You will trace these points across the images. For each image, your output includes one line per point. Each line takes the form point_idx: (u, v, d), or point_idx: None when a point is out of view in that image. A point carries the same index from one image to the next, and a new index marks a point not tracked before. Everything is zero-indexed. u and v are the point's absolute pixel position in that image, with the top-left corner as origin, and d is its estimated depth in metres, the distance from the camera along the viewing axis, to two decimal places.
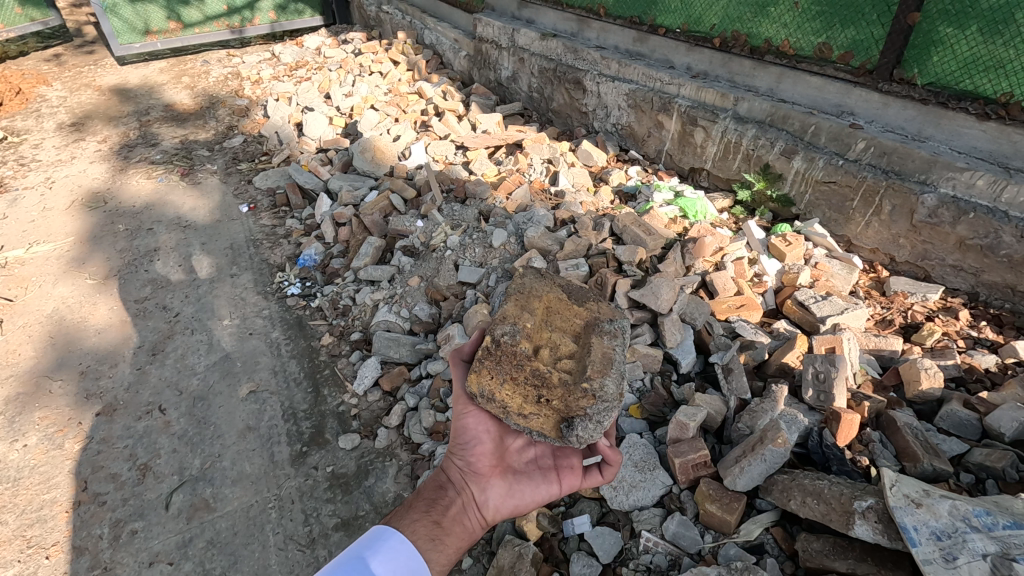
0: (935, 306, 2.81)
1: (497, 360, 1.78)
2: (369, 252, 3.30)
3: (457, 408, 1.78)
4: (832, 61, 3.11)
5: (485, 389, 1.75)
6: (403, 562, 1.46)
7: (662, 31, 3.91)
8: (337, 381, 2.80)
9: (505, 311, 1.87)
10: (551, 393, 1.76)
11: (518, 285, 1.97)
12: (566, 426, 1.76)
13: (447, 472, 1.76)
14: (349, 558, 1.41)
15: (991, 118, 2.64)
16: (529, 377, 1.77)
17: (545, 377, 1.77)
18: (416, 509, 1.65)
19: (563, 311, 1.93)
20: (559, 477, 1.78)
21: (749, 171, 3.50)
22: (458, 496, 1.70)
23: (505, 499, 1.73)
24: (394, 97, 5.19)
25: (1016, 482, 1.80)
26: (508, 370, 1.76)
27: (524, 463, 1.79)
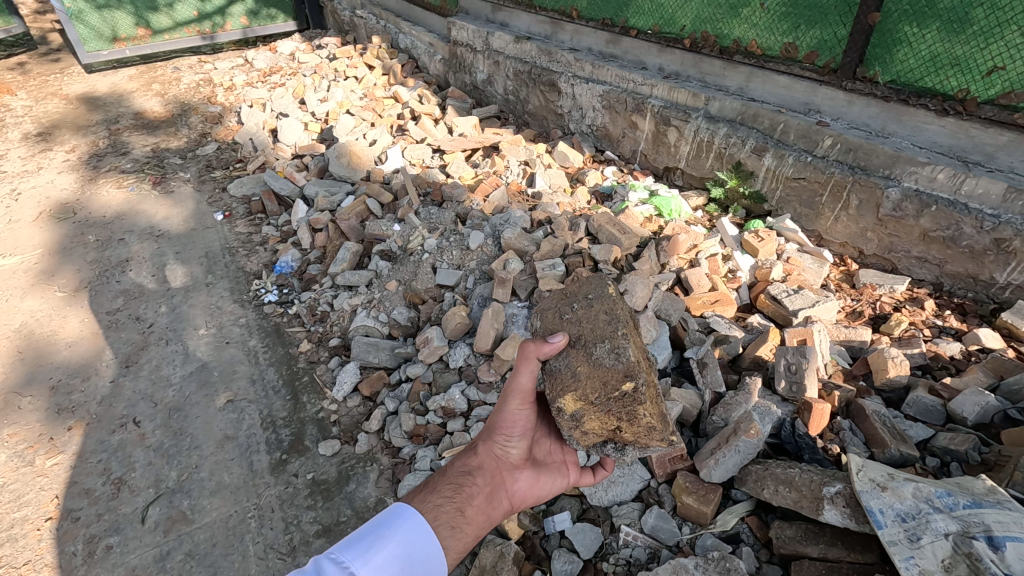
0: (903, 297, 2.88)
1: (613, 395, 1.66)
2: (346, 258, 3.28)
3: (510, 401, 1.73)
4: (798, 60, 3.18)
5: (580, 412, 1.71)
6: (420, 544, 1.40)
7: (634, 32, 3.96)
8: (316, 387, 2.78)
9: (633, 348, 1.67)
10: (630, 429, 1.71)
11: (622, 311, 1.78)
12: (611, 447, 1.81)
13: (478, 457, 1.75)
14: (366, 533, 1.35)
15: (950, 114, 2.73)
16: (625, 414, 1.69)
17: (644, 423, 1.69)
18: (444, 492, 1.62)
19: (638, 341, 1.81)
20: (572, 473, 1.89)
21: (722, 169, 3.57)
22: (488, 484, 1.70)
23: (528, 489, 1.78)
24: (370, 102, 5.17)
25: (979, 463, 1.86)
26: (611, 405, 1.67)
27: (545, 456, 1.86)
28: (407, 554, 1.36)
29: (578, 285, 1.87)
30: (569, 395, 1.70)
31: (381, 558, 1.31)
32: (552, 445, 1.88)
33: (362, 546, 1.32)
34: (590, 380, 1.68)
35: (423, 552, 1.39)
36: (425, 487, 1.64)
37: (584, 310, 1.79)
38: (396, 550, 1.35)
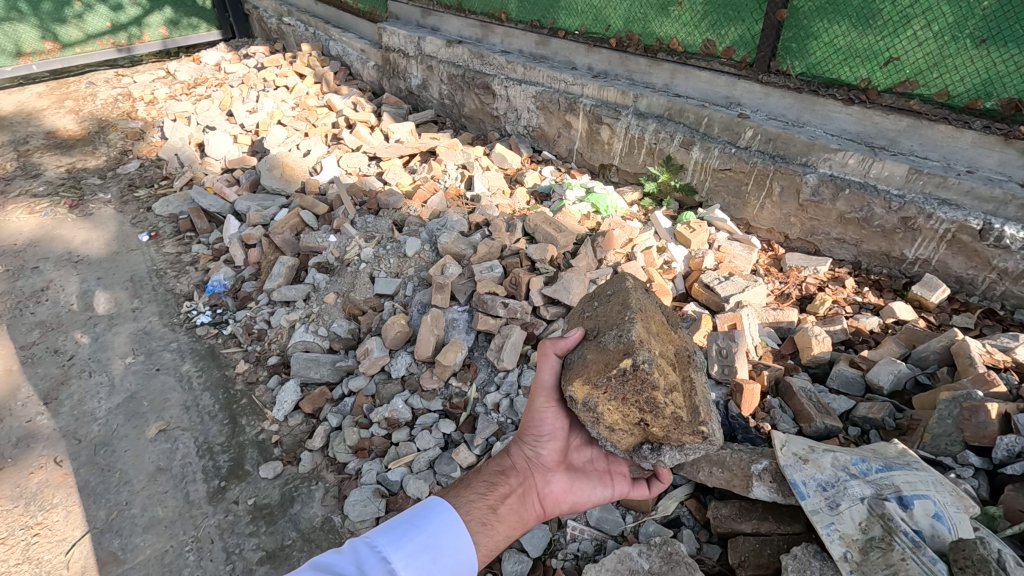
0: (826, 277, 3.04)
1: (622, 380, 1.58)
2: (281, 272, 3.18)
3: (536, 400, 1.73)
4: (717, 55, 3.30)
5: (592, 399, 1.62)
6: (451, 539, 1.36)
7: (562, 34, 4.02)
8: (256, 409, 2.68)
9: (637, 331, 1.61)
10: (655, 421, 1.62)
11: (637, 301, 1.73)
12: (648, 448, 1.72)
13: (512, 457, 1.73)
14: (400, 522, 1.33)
15: (855, 103, 2.90)
16: (643, 401, 1.60)
17: (664, 411, 1.59)
18: (477, 489, 1.61)
19: (663, 336, 1.75)
20: (614, 481, 1.80)
21: (654, 164, 3.67)
22: (521, 485, 1.66)
23: (564, 494, 1.72)
24: (302, 111, 5.05)
25: (894, 429, 2.00)
26: (625, 392, 1.59)
27: (584, 462, 1.79)
28: (438, 546, 1.32)
29: (604, 285, 1.90)
30: (577, 382, 1.63)
31: (414, 545, 1.28)
32: (592, 453, 1.81)
33: (395, 534, 1.29)
34: (594, 364, 1.64)
35: (454, 547, 1.35)
36: (459, 483, 1.65)
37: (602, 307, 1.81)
38: (428, 541, 1.32)
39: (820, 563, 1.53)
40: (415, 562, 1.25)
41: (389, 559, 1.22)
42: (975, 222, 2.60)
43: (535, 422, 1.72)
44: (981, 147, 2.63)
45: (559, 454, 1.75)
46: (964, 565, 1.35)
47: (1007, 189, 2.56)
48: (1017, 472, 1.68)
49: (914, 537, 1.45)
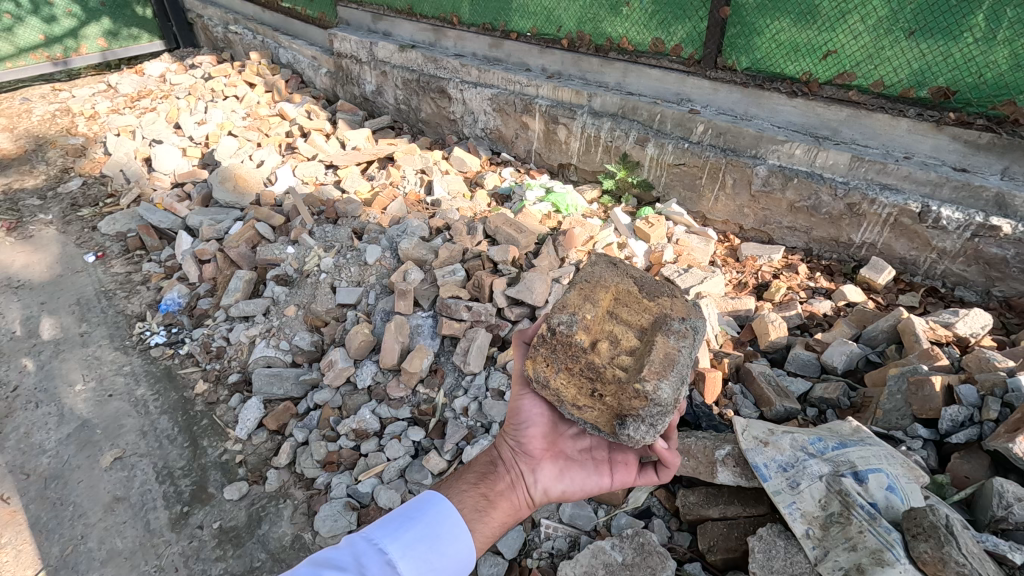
0: (779, 265, 3.14)
1: (551, 348, 1.64)
2: (238, 287, 3.09)
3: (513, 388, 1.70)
4: (666, 53, 3.37)
5: (540, 375, 1.64)
6: (450, 527, 1.34)
7: (514, 36, 4.05)
8: (217, 429, 2.60)
9: (566, 300, 1.70)
10: (605, 388, 1.59)
11: (588, 272, 1.79)
12: (618, 424, 1.58)
13: (498, 449, 1.64)
14: (397, 514, 1.31)
15: (798, 95, 3.01)
16: (584, 368, 1.60)
17: (605, 374, 1.59)
18: (466, 480, 1.54)
19: (629, 304, 1.73)
20: (612, 470, 1.66)
21: (611, 161, 3.72)
22: (508, 474, 1.56)
23: (556, 484, 1.59)
24: (254, 121, 4.93)
25: (848, 408, 2.08)
26: (563, 360, 1.62)
27: (576, 451, 1.67)
28: (436, 534, 1.30)
29: None
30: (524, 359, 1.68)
31: (410, 536, 1.27)
32: (587, 439, 1.70)
33: (392, 526, 1.28)
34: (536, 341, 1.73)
35: (453, 536, 1.33)
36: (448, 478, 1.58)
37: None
38: (425, 531, 1.30)
39: (785, 542, 1.58)
40: (412, 552, 1.23)
41: (385, 550, 1.21)
42: (914, 205, 2.72)
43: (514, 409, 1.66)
44: (916, 134, 2.75)
45: (549, 441, 1.65)
46: (916, 532, 1.41)
47: (942, 172, 2.69)
48: (961, 440, 1.78)
49: (869, 509, 1.51)
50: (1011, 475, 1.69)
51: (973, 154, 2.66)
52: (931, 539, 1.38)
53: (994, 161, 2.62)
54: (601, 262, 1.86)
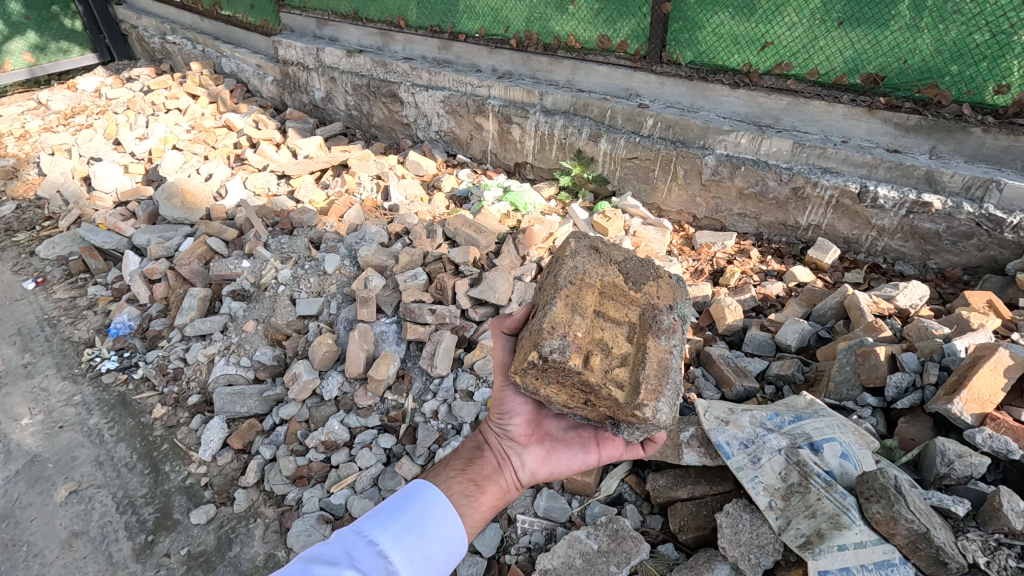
0: (733, 250, 3.25)
1: (543, 371, 1.48)
2: (193, 305, 2.99)
3: (495, 379, 1.65)
4: (612, 50, 3.43)
5: (531, 388, 1.54)
6: (438, 514, 1.38)
7: (462, 37, 4.05)
8: (179, 453, 2.51)
9: (555, 315, 1.52)
10: (600, 401, 1.53)
11: (569, 271, 1.64)
12: (612, 425, 1.64)
13: (483, 435, 1.67)
14: (385, 506, 1.35)
15: (741, 86, 3.11)
16: (578, 383, 1.50)
17: (603, 393, 1.50)
18: (453, 467, 1.58)
19: (615, 298, 1.67)
20: (598, 446, 1.73)
21: (566, 158, 3.77)
22: (496, 459, 1.61)
23: (542, 465, 1.65)
24: (199, 134, 4.78)
25: (803, 382, 2.18)
26: (555, 379, 1.50)
27: (561, 431, 1.72)
28: (426, 522, 1.34)
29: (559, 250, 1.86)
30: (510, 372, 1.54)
31: (400, 525, 1.30)
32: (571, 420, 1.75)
33: (381, 517, 1.32)
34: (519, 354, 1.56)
35: (442, 523, 1.37)
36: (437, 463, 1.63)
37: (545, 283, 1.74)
38: (414, 520, 1.33)
39: (750, 515, 1.62)
40: (404, 541, 1.27)
41: (377, 540, 1.25)
42: (853, 186, 2.86)
43: (497, 400, 1.65)
44: (851, 119, 2.89)
45: (534, 425, 1.70)
46: (868, 494, 1.50)
47: (876, 154, 2.83)
48: (905, 406, 1.89)
49: (826, 477, 1.59)
50: (952, 434, 1.79)
51: (904, 136, 2.80)
52: (882, 499, 1.47)
53: (923, 141, 2.77)
54: (582, 247, 1.73)
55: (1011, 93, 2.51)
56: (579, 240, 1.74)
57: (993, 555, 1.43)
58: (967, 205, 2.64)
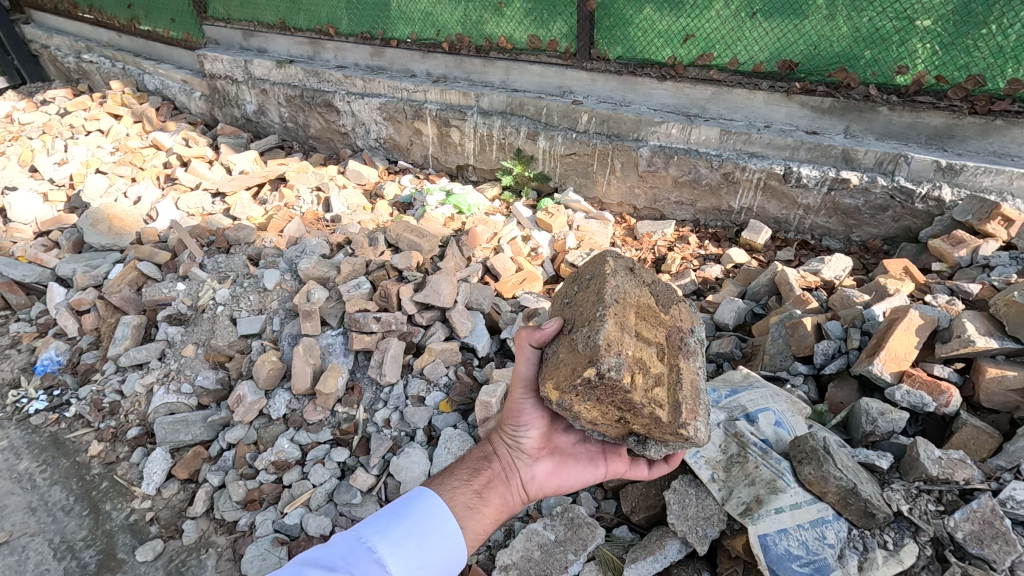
0: (673, 237, 3.35)
1: (591, 387, 1.42)
2: (127, 334, 2.85)
3: (515, 390, 1.64)
4: (543, 49, 3.48)
5: (565, 402, 1.49)
6: (438, 523, 1.38)
7: (394, 43, 4.02)
8: (120, 490, 2.39)
9: (608, 333, 1.45)
10: (636, 420, 1.49)
11: (614, 289, 1.57)
12: (635, 441, 1.61)
13: (492, 443, 1.67)
14: (385, 511, 1.36)
15: (667, 78, 3.21)
16: (619, 401, 1.45)
17: (642, 413, 1.45)
18: (459, 475, 1.58)
19: (648, 319, 1.62)
20: (606, 461, 1.73)
21: (506, 158, 3.79)
22: (504, 469, 1.61)
23: (550, 478, 1.65)
24: (124, 155, 4.56)
25: (741, 357, 2.29)
26: (597, 395, 1.45)
27: (570, 444, 1.71)
28: (425, 531, 1.35)
29: (585, 266, 1.79)
30: (548, 384, 1.50)
31: (399, 533, 1.31)
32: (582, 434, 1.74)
33: (380, 523, 1.33)
34: (564, 366, 1.48)
35: (441, 532, 1.37)
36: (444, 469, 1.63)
37: (584, 295, 1.65)
38: (414, 528, 1.34)
39: (695, 489, 1.70)
40: (401, 549, 1.28)
41: (374, 547, 1.26)
42: (778, 168, 2.99)
43: (514, 411, 1.64)
44: (772, 104, 3.02)
45: (545, 439, 1.68)
46: (801, 457, 1.61)
47: (796, 136, 2.96)
48: (833, 370, 2.01)
49: (762, 445, 1.69)
50: (876, 393, 1.92)
51: (820, 118, 2.94)
52: (813, 460, 1.58)
53: (838, 122, 2.91)
54: (617, 267, 1.68)
55: (911, 73, 2.66)
56: (616, 260, 1.69)
57: (915, 501, 1.57)
58: (880, 178, 2.80)
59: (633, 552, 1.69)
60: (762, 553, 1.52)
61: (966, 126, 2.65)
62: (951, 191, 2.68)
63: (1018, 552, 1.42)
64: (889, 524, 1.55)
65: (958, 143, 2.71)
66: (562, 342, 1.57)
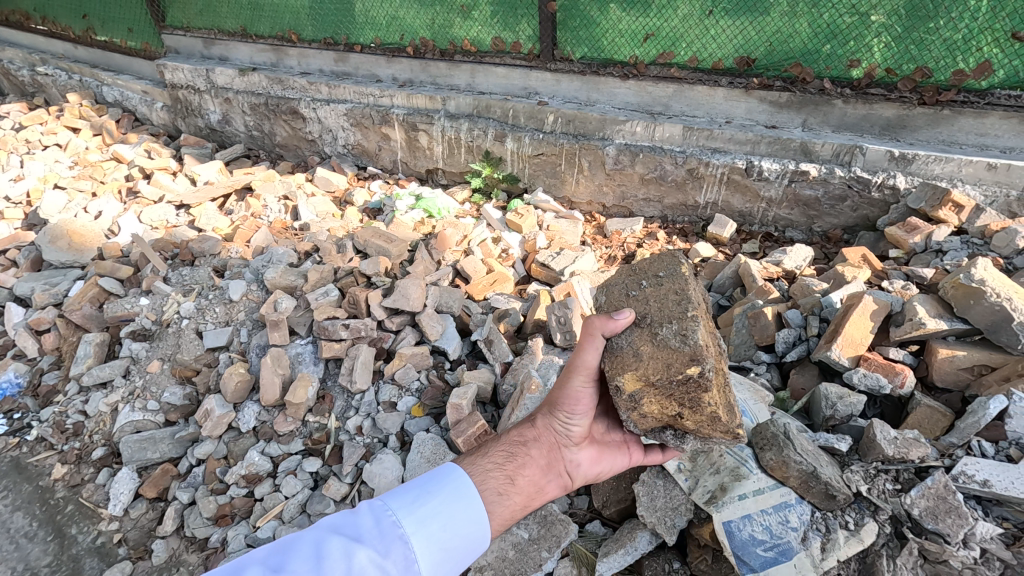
0: (642, 234, 3.38)
1: (680, 381, 1.46)
2: (89, 352, 2.76)
3: (571, 377, 1.58)
4: (507, 51, 3.49)
5: (638, 394, 1.52)
6: (465, 505, 1.30)
7: (358, 48, 3.99)
8: (86, 513, 2.33)
9: (702, 333, 1.48)
10: (690, 416, 1.52)
11: (695, 290, 1.60)
12: (672, 434, 1.62)
13: (537, 428, 1.63)
14: (414, 486, 1.29)
15: (630, 77, 3.24)
16: (686, 396, 1.50)
17: (703, 409, 1.48)
18: (493, 457, 1.52)
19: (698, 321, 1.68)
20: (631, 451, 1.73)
21: (475, 161, 3.79)
22: (546, 456, 1.58)
23: (590, 467, 1.64)
24: (84, 169, 4.43)
25: None
26: (674, 391, 1.48)
27: (605, 434, 1.72)
28: (451, 512, 1.27)
29: (649, 261, 1.72)
30: (629, 373, 1.50)
31: (426, 510, 1.24)
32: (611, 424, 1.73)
33: (409, 497, 1.25)
34: (653, 360, 1.50)
35: (467, 515, 1.29)
36: (477, 450, 1.56)
37: (654, 288, 1.63)
38: (441, 507, 1.26)
39: (663, 481, 1.72)
40: (426, 529, 1.21)
41: (399, 523, 1.19)
42: (741, 163, 3.05)
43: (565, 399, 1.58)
44: (731, 100, 3.08)
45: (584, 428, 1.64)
46: (762, 444, 1.67)
47: (756, 131, 3.02)
48: (793, 358, 2.08)
49: None
50: (836, 378, 1.98)
51: (778, 112, 3.00)
52: (773, 446, 1.64)
53: (795, 115, 2.97)
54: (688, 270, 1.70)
55: (863, 66, 2.73)
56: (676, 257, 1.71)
57: (873, 481, 1.61)
58: (838, 169, 2.87)
59: (605, 546, 1.70)
60: (727, 540, 1.57)
61: (916, 117, 2.74)
62: (904, 179, 2.76)
63: (970, 525, 1.48)
64: (850, 505, 1.60)
65: (909, 133, 2.79)
66: (636, 337, 1.56)
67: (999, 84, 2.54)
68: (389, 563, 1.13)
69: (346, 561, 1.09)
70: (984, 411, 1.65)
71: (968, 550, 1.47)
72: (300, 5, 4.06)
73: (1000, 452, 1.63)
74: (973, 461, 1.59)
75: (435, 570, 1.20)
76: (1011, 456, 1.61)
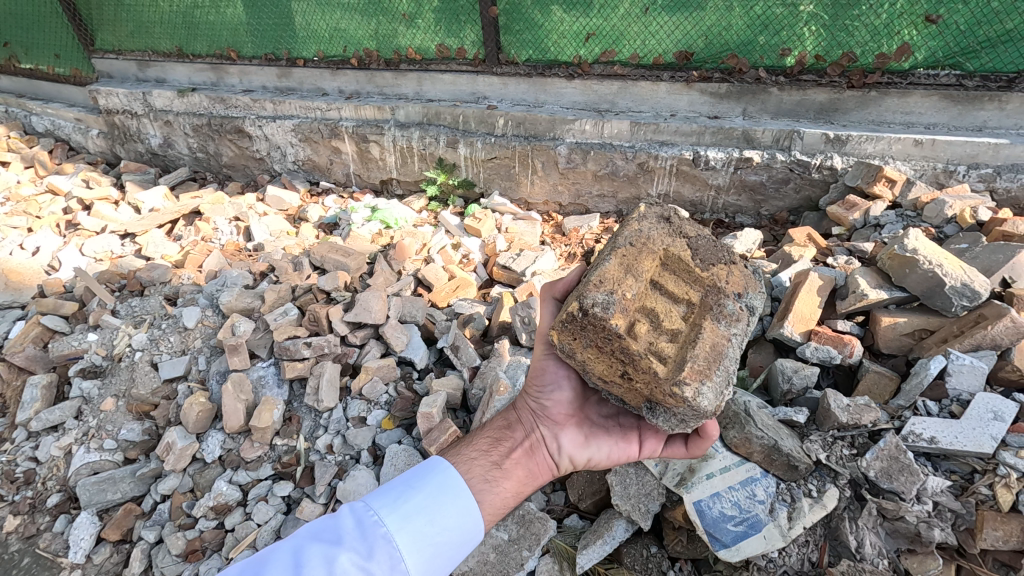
0: (599, 229, 3.43)
1: (582, 327, 1.44)
2: (36, 395, 2.61)
3: (537, 347, 1.67)
4: (452, 57, 3.49)
5: (567, 346, 1.50)
6: (448, 496, 1.38)
7: (301, 62, 3.93)
8: (45, 564, 2.21)
9: (607, 271, 1.51)
10: (639, 376, 1.46)
11: (632, 234, 1.62)
12: (648, 408, 1.55)
13: (518, 411, 1.69)
14: (397, 484, 1.36)
15: (575, 77, 3.29)
16: (616, 352, 1.45)
17: (637, 363, 1.43)
18: (479, 445, 1.60)
19: (677, 273, 1.61)
20: (640, 440, 1.66)
21: (429, 168, 3.78)
22: (527, 438, 1.62)
23: (578, 450, 1.63)
24: (16, 204, 4.19)
25: None
26: (594, 339, 1.46)
27: (601, 419, 1.70)
28: (435, 507, 1.34)
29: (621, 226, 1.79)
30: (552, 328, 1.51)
31: (410, 507, 1.31)
32: (611, 409, 1.72)
33: (391, 496, 1.33)
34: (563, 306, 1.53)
35: (452, 506, 1.36)
36: (475, 435, 1.68)
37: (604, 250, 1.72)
38: (426, 502, 1.33)
39: (635, 469, 1.75)
40: (410, 526, 1.27)
41: (382, 522, 1.26)
42: (687, 154, 3.13)
43: (537, 370, 1.66)
44: (674, 94, 3.17)
45: (569, 407, 1.66)
46: (725, 422, 1.73)
47: (700, 122, 3.11)
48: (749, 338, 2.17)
49: None
50: (790, 354, 2.07)
51: (719, 103, 3.10)
52: (736, 424, 1.70)
53: (735, 105, 3.09)
54: (651, 217, 1.70)
55: (795, 54, 2.85)
56: (650, 210, 1.71)
57: (832, 449, 1.70)
58: (779, 154, 2.99)
59: (584, 539, 1.72)
60: (699, 519, 1.61)
61: (847, 100, 2.88)
62: (841, 159, 2.89)
63: (922, 481, 1.57)
64: (813, 474, 1.68)
65: (842, 116, 2.94)
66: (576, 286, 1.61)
67: (919, 64, 2.68)
68: (373, 563, 1.19)
69: (327, 565, 1.15)
70: (925, 372, 1.76)
71: (922, 505, 1.56)
72: (236, 22, 3.97)
73: (944, 410, 1.72)
74: (920, 420, 1.67)
75: (421, 567, 1.26)
76: (953, 412, 1.71)
